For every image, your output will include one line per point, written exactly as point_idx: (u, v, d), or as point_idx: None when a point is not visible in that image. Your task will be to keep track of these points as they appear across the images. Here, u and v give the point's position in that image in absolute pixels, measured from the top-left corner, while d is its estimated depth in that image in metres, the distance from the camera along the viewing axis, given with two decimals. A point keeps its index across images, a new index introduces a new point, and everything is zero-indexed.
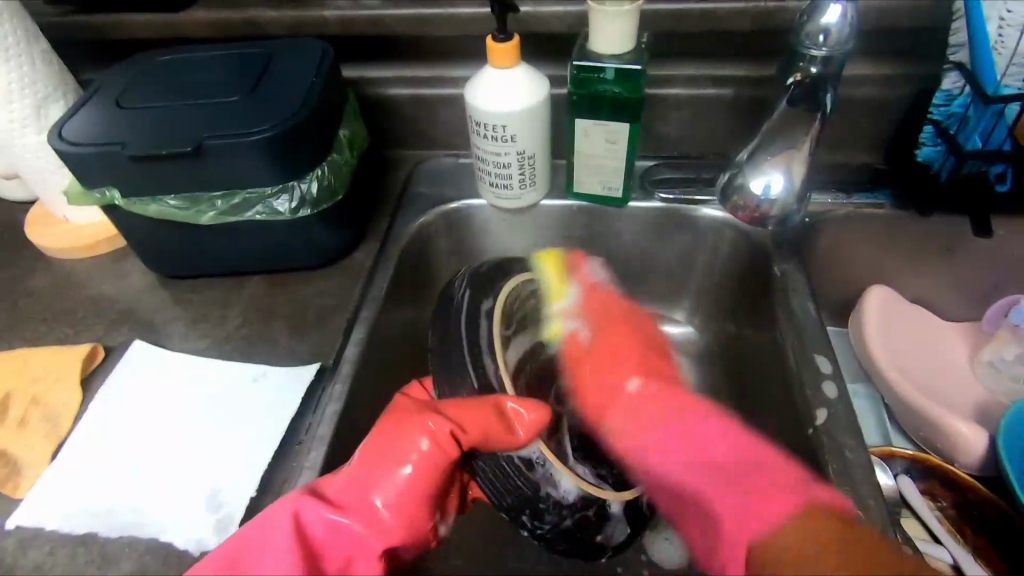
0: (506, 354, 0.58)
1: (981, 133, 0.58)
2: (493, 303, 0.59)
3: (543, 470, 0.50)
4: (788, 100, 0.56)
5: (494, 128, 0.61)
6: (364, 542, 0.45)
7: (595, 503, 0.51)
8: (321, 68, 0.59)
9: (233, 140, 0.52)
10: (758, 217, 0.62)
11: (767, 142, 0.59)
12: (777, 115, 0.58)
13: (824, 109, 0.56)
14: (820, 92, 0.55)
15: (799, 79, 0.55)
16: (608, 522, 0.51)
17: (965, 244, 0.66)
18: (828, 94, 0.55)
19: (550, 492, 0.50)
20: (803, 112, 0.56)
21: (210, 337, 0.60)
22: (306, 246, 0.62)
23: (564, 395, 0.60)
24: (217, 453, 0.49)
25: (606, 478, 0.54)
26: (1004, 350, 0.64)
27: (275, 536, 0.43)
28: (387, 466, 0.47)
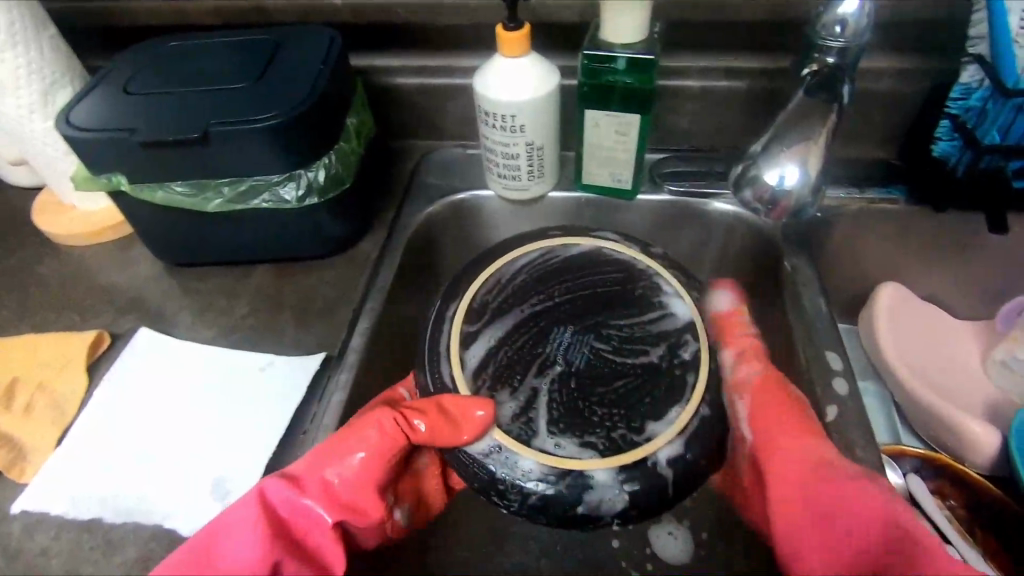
0: (468, 351, 0.54)
1: (1000, 128, 0.57)
2: (458, 305, 0.56)
3: (498, 458, 0.48)
4: (805, 91, 0.56)
5: (504, 118, 0.60)
6: (320, 520, 0.44)
7: (568, 476, 0.47)
8: (329, 55, 0.59)
9: (240, 127, 0.51)
10: (773, 208, 0.60)
11: (782, 133, 0.58)
12: (793, 106, 0.58)
13: (841, 102, 0.56)
14: (837, 84, 0.54)
15: (815, 69, 0.54)
16: (591, 491, 0.47)
17: (980, 241, 0.64)
18: (846, 86, 0.55)
19: (509, 475, 0.47)
20: (820, 103, 0.56)
21: (216, 325, 0.60)
22: (313, 235, 0.61)
23: (565, 354, 0.53)
24: (223, 441, 0.49)
25: (595, 445, 0.48)
26: (1017, 350, 0.63)
27: (239, 512, 0.43)
28: (347, 450, 0.46)
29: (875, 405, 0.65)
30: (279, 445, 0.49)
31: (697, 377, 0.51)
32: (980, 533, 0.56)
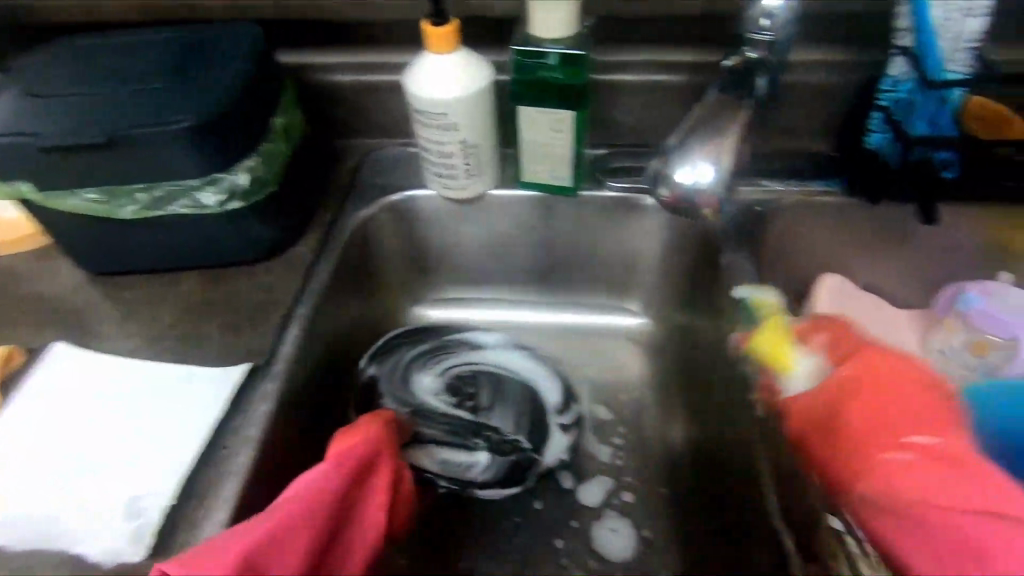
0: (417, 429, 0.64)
1: (927, 119, 0.57)
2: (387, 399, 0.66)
3: (462, 466, 0.62)
4: (720, 87, 0.56)
5: (435, 116, 0.58)
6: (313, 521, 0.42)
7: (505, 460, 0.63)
8: (251, 53, 0.56)
9: (152, 129, 0.49)
10: (688, 208, 0.59)
11: (696, 128, 0.57)
12: (708, 100, 0.57)
13: (759, 96, 0.55)
14: (752, 75, 0.54)
15: (735, 62, 0.54)
16: (525, 462, 0.63)
17: (915, 231, 0.65)
18: (766, 79, 0.53)
19: (472, 473, 0.62)
20: (732, 100, 0.56)
21: (140, 336, 0.57)
22: (241, 239, 0.59)
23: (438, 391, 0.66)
24: (140, 458, 0.47)
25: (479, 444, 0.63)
26: (953, 339, 0.62)
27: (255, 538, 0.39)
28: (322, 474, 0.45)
29: None
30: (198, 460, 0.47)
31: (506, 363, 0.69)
32: None
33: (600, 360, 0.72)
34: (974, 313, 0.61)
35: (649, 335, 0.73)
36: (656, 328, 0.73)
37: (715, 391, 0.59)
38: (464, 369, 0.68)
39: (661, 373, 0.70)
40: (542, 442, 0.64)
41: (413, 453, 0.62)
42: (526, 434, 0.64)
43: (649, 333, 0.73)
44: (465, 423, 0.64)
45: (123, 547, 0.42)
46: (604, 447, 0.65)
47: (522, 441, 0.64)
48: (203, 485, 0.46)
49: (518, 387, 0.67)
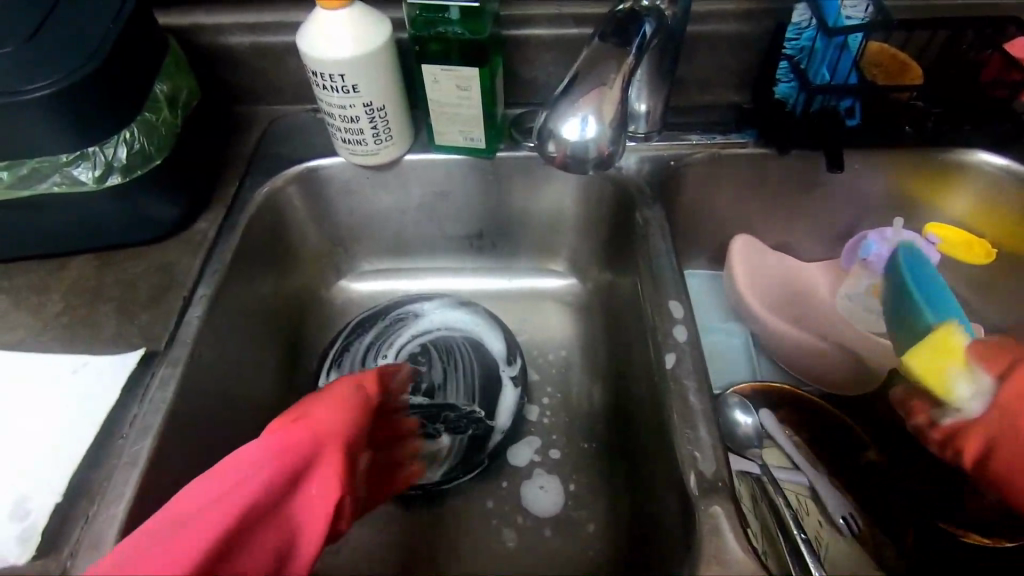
0: None
1: (828, 65, 0.58)
2: None
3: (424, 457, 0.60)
4: (600, 35, 0.49)
5: (332, 77, 0.55)
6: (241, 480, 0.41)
7: (468, 431, 0.62)
8: (121, 12, 0.51)
9: (4, 98, 0.44)
10: (578, 164, 0.52)
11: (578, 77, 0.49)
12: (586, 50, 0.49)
13: (641, 44, 0.50)
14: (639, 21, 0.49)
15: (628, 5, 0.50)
16: (489, 435, 0.62)
17: (825, 179, 0.66)
18: (648, 24, 0.50)
19: (436, 457, 0.60)
20: (615, 48, 0.49)
21: (24, 327, 0.53)
22: (130, 217, 0.55)
23: None
24: (14, 452, 0.45)
25: (437, 430, 0.61)
26: (858, 284, 0.67)
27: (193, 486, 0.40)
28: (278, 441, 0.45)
29: (738, 347, 0.67)
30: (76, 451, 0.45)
31: (455, 333, 0.68)
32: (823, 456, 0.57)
33: (529, 323, 0.72)
34: (872, 258, 0.66)
35: (576, 296, 0.73)
36: (583, 289, 0.73)
37: (635, 347, 0.60)
38: (413, 346, 0.67)
39: (589, 332, 0.70)
40: (494, 406, 0.64)
41: None
42: (481, 403, 0.64)
43: (576, 294, 0.73)
44: (423, 409, 0.63)
45: (10, 550, 0.40)
46: (532, 408, 0.66)
47: (478, 412, 0.63)
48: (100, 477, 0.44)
49: (467, 350, 0.67)
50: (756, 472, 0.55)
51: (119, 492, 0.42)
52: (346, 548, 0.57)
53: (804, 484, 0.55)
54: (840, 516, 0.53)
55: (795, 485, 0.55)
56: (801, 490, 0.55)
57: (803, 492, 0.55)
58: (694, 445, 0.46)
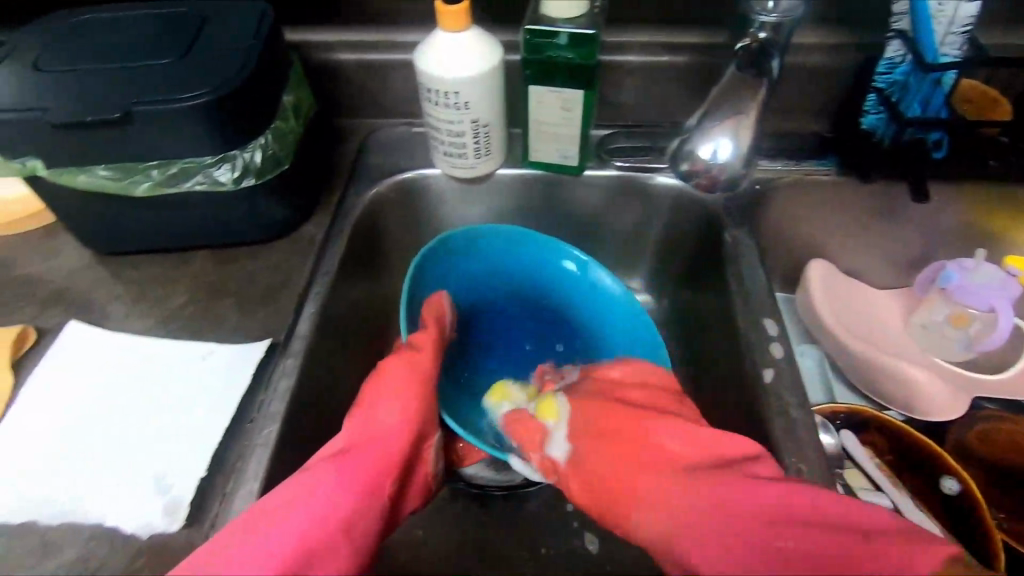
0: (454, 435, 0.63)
1: (922, 100, 0.60)
2: None
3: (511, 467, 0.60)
4: (736, 66, 0.59)
5: (449, 95, 0.59)
6: (297, 510, 0.41)
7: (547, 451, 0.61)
8: (261, 30, 0.55)
9: (169, 105, 0.48)
10: (710, 183, 0.64)
11: (714, 109, 0.62)
12: (723, 81, 0.61)
13: (771, 76, 0.59)
14: (767, 59, 0.58)
15: (748, 43, 0.57)
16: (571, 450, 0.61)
17: (905, 209, 0.68)
18: (775, 61, 0.58)
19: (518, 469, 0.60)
20: (749, 78, 0.59)
21: (151, 316, 0.57)
22: (252, 218, 0.59)
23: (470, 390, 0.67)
24: (14, 452, 0.47)
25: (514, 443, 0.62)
26: (933, 313, 0.68)
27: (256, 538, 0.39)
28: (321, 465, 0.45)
29: (813, 368, 0.69)
30: (74, 450, 0.47)
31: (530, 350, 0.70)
32: (908, 477, 0.60)
33: None
34: (952, 288, 0.65)
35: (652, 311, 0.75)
36: (657, 305, 0.74)
37: (719, 361, 0.62)
38: None
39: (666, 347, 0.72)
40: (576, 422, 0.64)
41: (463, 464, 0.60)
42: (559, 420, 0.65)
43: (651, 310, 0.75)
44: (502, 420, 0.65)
45: (158, 520, 0.44)
46: None
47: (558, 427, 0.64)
48: (234, 458, 0.47)
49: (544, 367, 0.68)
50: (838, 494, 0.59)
51: (254, 472, 0.46)
52: (434, 545, 0.59)
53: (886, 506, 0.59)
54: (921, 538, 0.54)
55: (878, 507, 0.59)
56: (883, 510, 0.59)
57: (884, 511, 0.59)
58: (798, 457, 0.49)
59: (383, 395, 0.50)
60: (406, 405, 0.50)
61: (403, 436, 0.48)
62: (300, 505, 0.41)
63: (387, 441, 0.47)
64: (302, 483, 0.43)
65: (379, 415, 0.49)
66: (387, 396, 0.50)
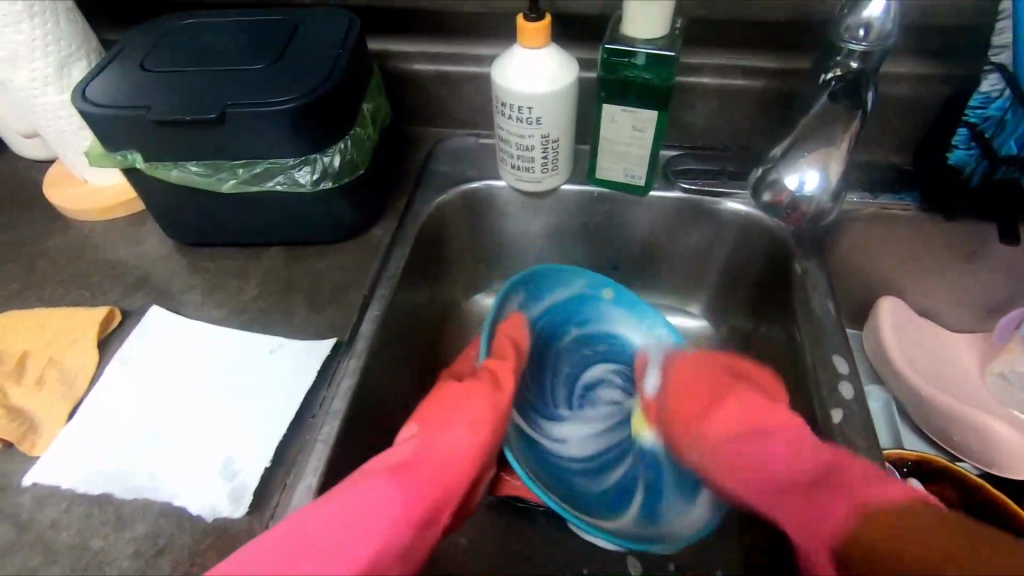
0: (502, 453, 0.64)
1: (1018, 138, 0.56)
2: None
3: None
4: (829, 95, 0.57)
5: (521, 109, 0.59)
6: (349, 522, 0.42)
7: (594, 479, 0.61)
8: (348, 39, 0.58)
9: (258, 108, 0.51)
10: (791, 214, 0.62)
11: (803, 140, 0.60)
12: (815, 110, 0.58)
13: (865, 109, 0.57)
14: (862, 89, 0.55)
15: (839, 74, 0.55)
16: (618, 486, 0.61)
17: (991, 251, 0.65)
18: (871, 92, 0.56)
19: None
20: (843, 110, 0.57)
21: (226, 307, 0.60)
22: (325, 220, 0.61)
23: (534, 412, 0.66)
24: (92, 431, 0.50)
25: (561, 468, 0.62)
26: (1016, 363, 0.64)
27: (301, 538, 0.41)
28: (383, 476, 0.46)
29: (880, 411, 0.66)
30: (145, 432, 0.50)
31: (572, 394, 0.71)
32: None
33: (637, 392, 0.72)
34: None
35: (710, 338, 0.73)
36: (715, 332, 0.72)
37: None
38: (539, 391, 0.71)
39: None
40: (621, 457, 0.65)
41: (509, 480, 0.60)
42: None
43: (709, 336, 0.73)
44: None
45: (224, 504, 0.46)
46: None
47: None
48: (296, 451, 0.49)
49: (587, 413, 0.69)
50: None
51: (314, 467, 0.47)
52: (474, 555, 0.59)
53: None
54: None
55: None
56: None
57: None
58: None
59: (455, 418, 0.52)
60: (478, 431, 0.51)
61: (470, 458, 0.50)
62: (368, 510, 0.43)
63: (451, 462, 0.49)
64: (361, 495, 0.44)
65: (451, 438, 0.50)
66: (463, 413, 0.52)
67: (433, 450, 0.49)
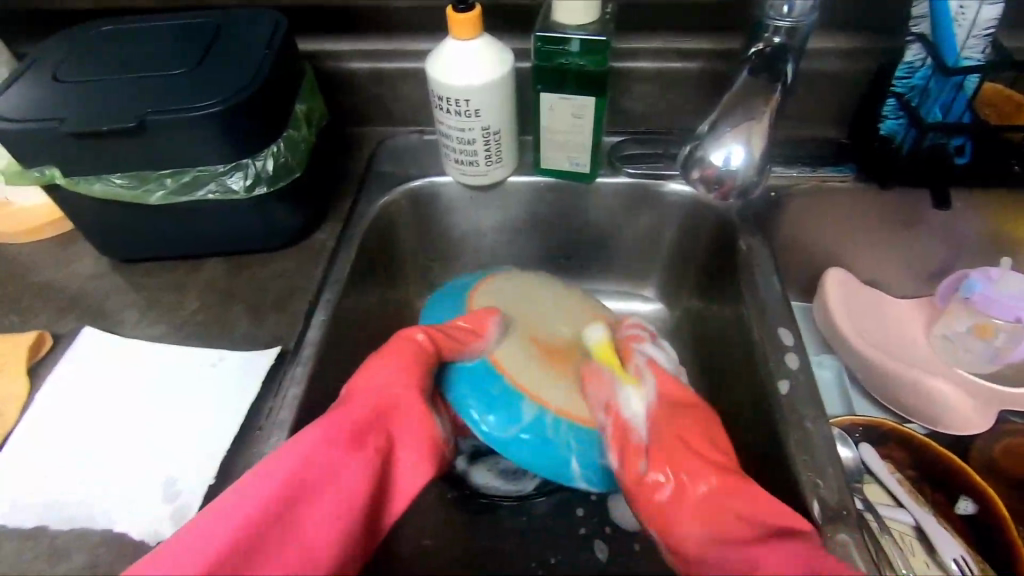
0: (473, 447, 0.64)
1: (942, 106, 0.58)
2: None
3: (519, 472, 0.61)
4: (749, 70, 0.57)
5: (458, 102, 0.58)
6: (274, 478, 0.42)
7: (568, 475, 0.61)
8: (274, 39, 0.56)
9: (180, 114, 0.49)
10: (721, 190, 0.61)
11: (727, 114, 0.59)
12: (737, 86, 0.58)
13: (784, 81, 0.57)
14: (779, 63, 0.56)
15: (762, 48, 0.56)
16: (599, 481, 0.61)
17: (926, 217, 0.67)
18: (790, 65, 0.56)
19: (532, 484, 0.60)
20: (762, 84, 0.57)
21: (165, 323, 0.58)
22: (264, 227, 0.60)
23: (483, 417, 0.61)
24: (26, 461, 0.48)
25: None
26: (955, 324, 0.66)
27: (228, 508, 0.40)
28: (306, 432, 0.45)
29: (830, 378, 0.67)
30: (81, 458, 0.48)
31: None
32: (931, 491, 0.58)
33: None
34: (976, 297, 0.63)
35: (665, 321, 0.73)
36: (670, 315, 0.73)
37: (732, 371, 0.61)
38: None
39: (678, 356, 0.71)
40: None
41: (478, 476, 0.60)
42: None
43: (663, 319, 0.74)
44: None
45: (167, 526, 0.44)
46: None
47: None
48: (243, 465, 0.47)
49: None
50: (861, 509, 0.56)
51: None
52: (440, 556, 0.58)
53: (909, 523, 0.56)
54: (950, 559, 0.54)
55: (901, 525, 0.56)
56: (907, 529, 0.56)
57: (910, 533, 0.56)
58: (816, 473, 0.48)
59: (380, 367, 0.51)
60: (395, 377, 0.50)
61: (391, 394, 0.49)
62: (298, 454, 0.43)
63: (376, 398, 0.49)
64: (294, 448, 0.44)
65: (377, 376, 0.50)
66: (377, 372, 0.51)
67: (368, 395, 0.49)
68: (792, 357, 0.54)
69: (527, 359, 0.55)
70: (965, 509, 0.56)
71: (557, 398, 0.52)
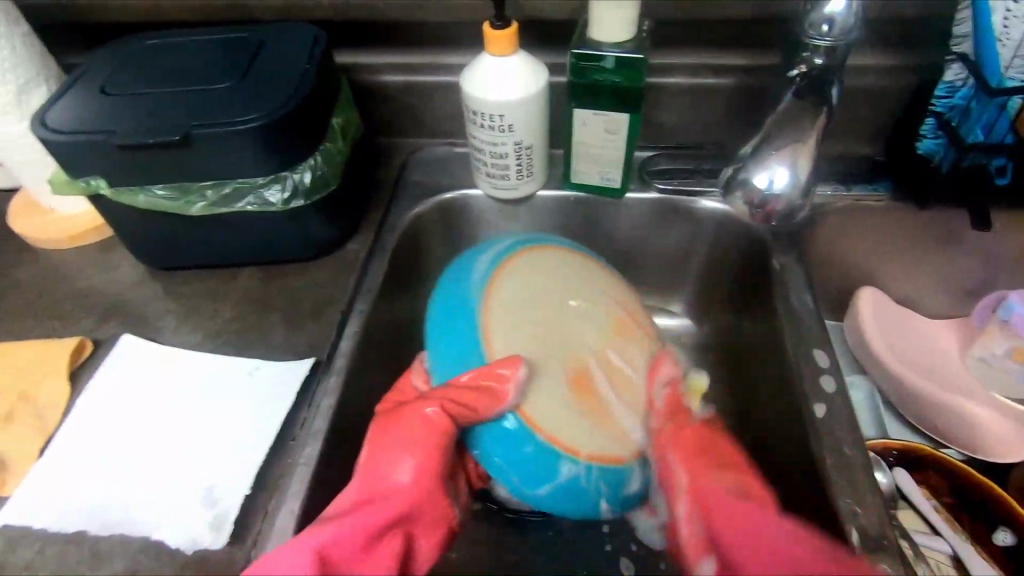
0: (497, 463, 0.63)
1: (984, 125, 0.58)
2: None
3: None
4: (793, 92, 0.58)
5: (492, 117, 0.58)
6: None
7: None
8: (314, 54, 0.57)
9: (224, 129, 0.50)
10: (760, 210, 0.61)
11: (769, 137, 0.59)
12: (782, 107, 0.58)
13: (831, 104, 0.57)
14: (826, 85, 0.56)
15: (804, 70, 0.56)
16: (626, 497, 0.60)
17: (963, 236, 0.65)
18: (834, 87, 0.56)
19: None
20: (809, 106, 0.57)
21: (201, 331, 0.59)
22: (299, 237, 0.60)
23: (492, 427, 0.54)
24: (67, 466, 0.49)
25: None
26: (994, 346, 0.64)
27: None
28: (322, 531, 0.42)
29: (865, 402, 0.65)
30: (120, 465, 0.49)
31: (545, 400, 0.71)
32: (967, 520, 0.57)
33: None
34: (1015, 319, 0.61)
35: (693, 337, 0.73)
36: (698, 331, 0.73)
37: (765, 391, 0.60)
38: None
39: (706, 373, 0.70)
40: None
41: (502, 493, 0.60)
42: None
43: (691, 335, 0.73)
44: None
45: (204, 535, 0.44)
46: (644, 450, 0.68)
47: None
48: (278, 475, 0.48)
49: None
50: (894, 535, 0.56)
51: (297, 491, 0.46)
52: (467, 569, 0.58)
53: (946, 552, 0.56)
54: None
55: (936, 553, 0.56)
56: (943, 558, 0.56)
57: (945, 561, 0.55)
58: (854, 499, 0.47)
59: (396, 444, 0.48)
60: (417, 460, 0.47)
61: (416, 488, 0.46)
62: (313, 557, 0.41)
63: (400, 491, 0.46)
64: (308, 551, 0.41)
65: (397, 462, 0.47)
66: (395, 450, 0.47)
67: (390, 489, 0.46)
68: (827, 380, 0.53)
69: (559, 400, 0.50)
70: (1003, 540, 0.55)
71: (588, 442, 0.49)
